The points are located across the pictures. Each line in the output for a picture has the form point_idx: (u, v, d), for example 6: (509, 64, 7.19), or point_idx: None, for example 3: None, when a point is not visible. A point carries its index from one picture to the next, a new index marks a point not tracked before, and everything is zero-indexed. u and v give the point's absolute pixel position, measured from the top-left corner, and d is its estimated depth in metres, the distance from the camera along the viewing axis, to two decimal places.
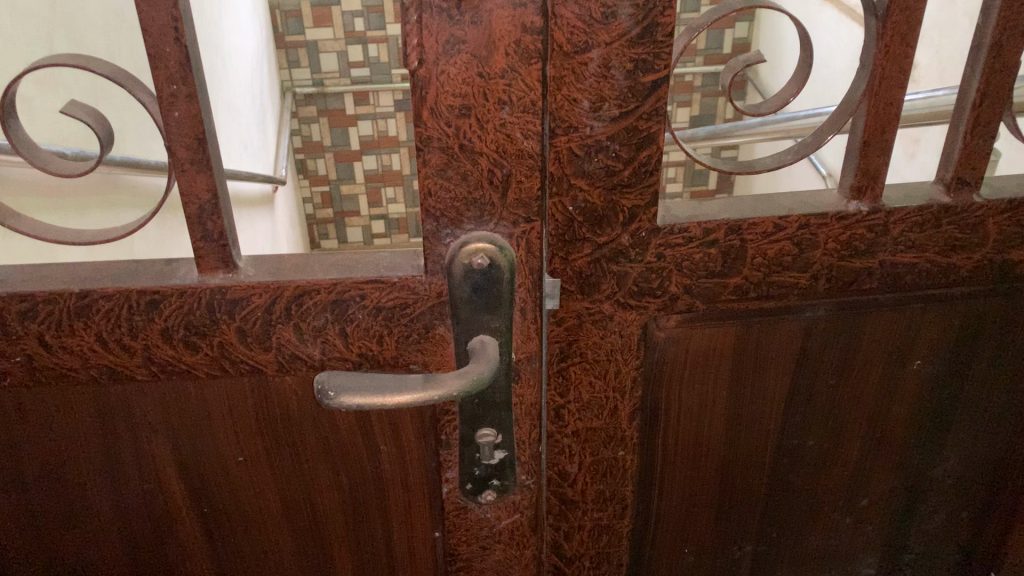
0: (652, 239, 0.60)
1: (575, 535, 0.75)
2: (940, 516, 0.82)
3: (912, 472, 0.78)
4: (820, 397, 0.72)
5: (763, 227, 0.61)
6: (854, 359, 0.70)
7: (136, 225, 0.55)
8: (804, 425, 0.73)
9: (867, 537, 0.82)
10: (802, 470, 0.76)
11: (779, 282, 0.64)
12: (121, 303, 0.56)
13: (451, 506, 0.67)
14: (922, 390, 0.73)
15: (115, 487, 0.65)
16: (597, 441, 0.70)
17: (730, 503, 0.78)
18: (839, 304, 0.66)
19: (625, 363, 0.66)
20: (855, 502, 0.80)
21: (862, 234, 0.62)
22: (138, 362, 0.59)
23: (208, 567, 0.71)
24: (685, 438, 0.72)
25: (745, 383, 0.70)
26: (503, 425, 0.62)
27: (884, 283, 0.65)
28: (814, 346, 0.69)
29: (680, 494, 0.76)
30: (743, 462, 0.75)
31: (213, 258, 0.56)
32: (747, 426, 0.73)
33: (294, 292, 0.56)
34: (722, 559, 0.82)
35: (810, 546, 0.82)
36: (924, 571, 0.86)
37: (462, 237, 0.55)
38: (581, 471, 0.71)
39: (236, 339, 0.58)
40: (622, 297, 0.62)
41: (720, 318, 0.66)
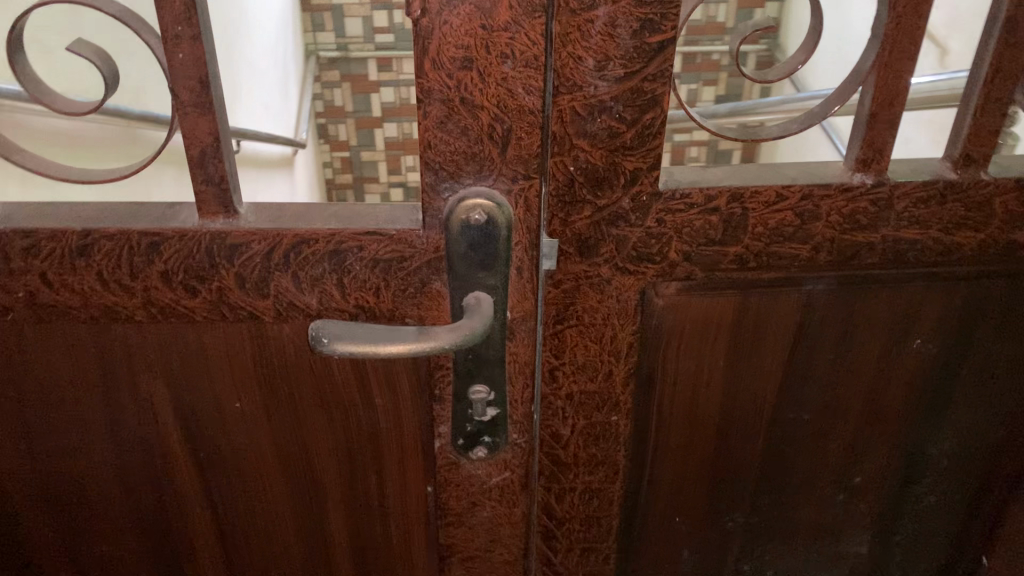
0: (653, 203, 0.59)
1: (566, 497, 0.76)
2: (934, 497, 0.82)
3: (908, 450, 0.78)
4: (817, 370, 0.72)
5: (765, 197, 0.60)
6: (853, 333, 0.70)
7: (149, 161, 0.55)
8: (801, 398, 0.74)
9: (859, 515, 0.83)
10: (796, 444, 0.77)
11: (779, 253, 0.63)
12: (123, 243, 0.56)
13: (444, 462, 0.68)
14: (920, 368, 0.73)
15: (113, 425, 0.66)
16: (591, 405, 0.70)
17: (723, 474, 0.78)
18: (838, 278, 0.66)
19: (621, 328, 0.66)
20: (848, 478, 0.80)
21: (865, 208, 0.62)
22: (138, 304, 0.59)
23: (202, 510, 0.72)
24: (680, 406, 0.73)
25: (742, 353, 0.70)
26: (496, 382, 0.63)
27: (886, 259, 0.65)
28: (813, 319, 0.69)
29: (672, 461, 0.77)
30: (737, 433, 0.75)
31: (213, 202, 0.56)
32: (742, 397, 0.73)
33: (293, 240, 0.57)
34: (713, 529, 0.82)
35: (802, 521, 0.83)
36: (916, 551, 0.86)
37: (461, 192, 0.55)
38: (574, 434, 0.72)
39: (235, 285, 0.59)
40: (620, 261, 0.62)
41: (719, 287, 0.66)
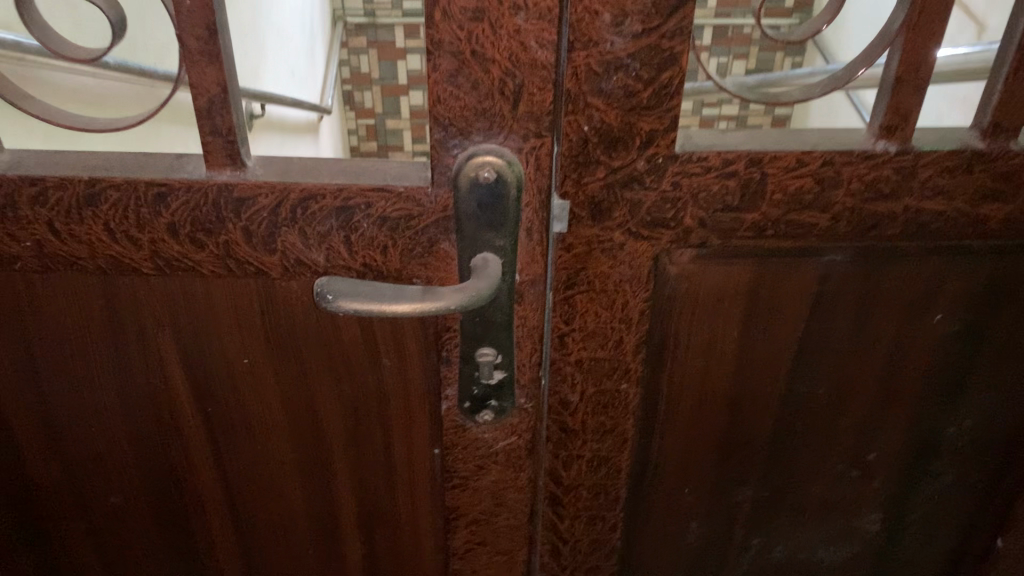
0: (669, 166, 0.58)
1: (574, 465, 0.75)
2: (949, 477, 0.81)
3: (923, 428, 0.77)
4: (832, 343, 0.71)
5: (785, 162, 0.59)
6: (871, 306, 0.69)
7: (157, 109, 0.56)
8: (815, 370, 0.73)
9: (873, 492, 0.82)
10: (809, 418, 0.76)
11: (798, 221, 0.62)
12: (129, 194, 0.56)
13: (450, 424, 0.67)
14: (939, 344, 0.72)
15: (121, 378, 0.66)
16: (600, 372, 0.69)
17: (735, 446, 0.77)
18: (858, 249, 0.65)
19: (633, 295, 0.65)
20: (862, 455, 0.79)
21: (888, 176, 0.60)
22: (145, 256, 0.59)
23: (209, 465, 0.72)
24: (691, 374, 0.72)
25: (757, 323, 0.69)
26: (503, 346, 0.62)
27: (907, 230, 0.63)
28: (830, 291, 0.68)
29: (683, 431, 0.76)
30: (750, 404, 0.75)
31: (220, 153, 0.55)
32: (754, 367, 0.72)
33: (300, 195, 0.56)
34: (722, 502, 0.82)
35: (813, 496, 0.82)
36: (928, 531, 0.85)
37: (470, 149, 0.54)
38: (583, 401, 0.71)
39: (242, 240, 0.58)
40: (633, 226, 0.61)
41: (734, 256, 0.65)
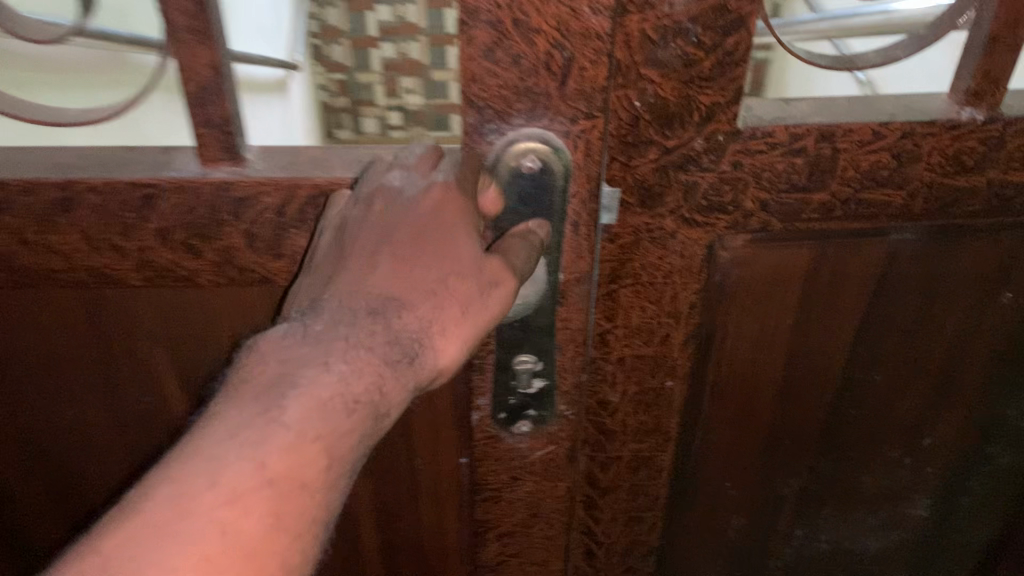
0: (731, 144, 0.51)
1: (612, 466, 0.69)
2: (1006, 459, 0.76)
3: (982, 410, 0.72)
4: (894, 326, 0.65)
5: (860, 135, 0.52)
6: (939, 287, 0.63)
7: (140, 96, 0.48)
8: (873, 356, 0.67)
9: (925, 478, 0.77)
10: (864, 405, 0.70)
11: (870, 200, 0.55)
12: (111, 197, 0.48)
13: (481, 434, 0.60)
14: (1008, 324, 0.66)
15: (111, 395, 0.59)
16: (644, 370, 0.63)
17: (783, 437, 0.72)
18: (928, 228, 0.58)
19: (684, 288, 0.58)
20: (917, 441, 0.73)
21: (973, 147, 0.53)
22: (132, 267, 0.51)
23: None
24: (739, 366, 0.66)
25: (815, 310, 0.63)
26: (545, 352, 0.55)
27: (989, 206, 0.57)
28: (896, 273, 0.61)
29: (728, 425, 0.70)
30: (801, 393, 0.69)
31: (216, 147, 0.47)
32: (808, 355, 0.66)
33: (310, 192, 0.48)
34: (767, 494, 0.76)
35: (862, 485, 0.76)
36: (979, 515, 0.80)
37: (509, 134, 0.46)
38: (624, 401, 0.65)
39: (244, 245, 0.50)
40: (687, 212, 0.54)
41: (794, 239, 0.58)
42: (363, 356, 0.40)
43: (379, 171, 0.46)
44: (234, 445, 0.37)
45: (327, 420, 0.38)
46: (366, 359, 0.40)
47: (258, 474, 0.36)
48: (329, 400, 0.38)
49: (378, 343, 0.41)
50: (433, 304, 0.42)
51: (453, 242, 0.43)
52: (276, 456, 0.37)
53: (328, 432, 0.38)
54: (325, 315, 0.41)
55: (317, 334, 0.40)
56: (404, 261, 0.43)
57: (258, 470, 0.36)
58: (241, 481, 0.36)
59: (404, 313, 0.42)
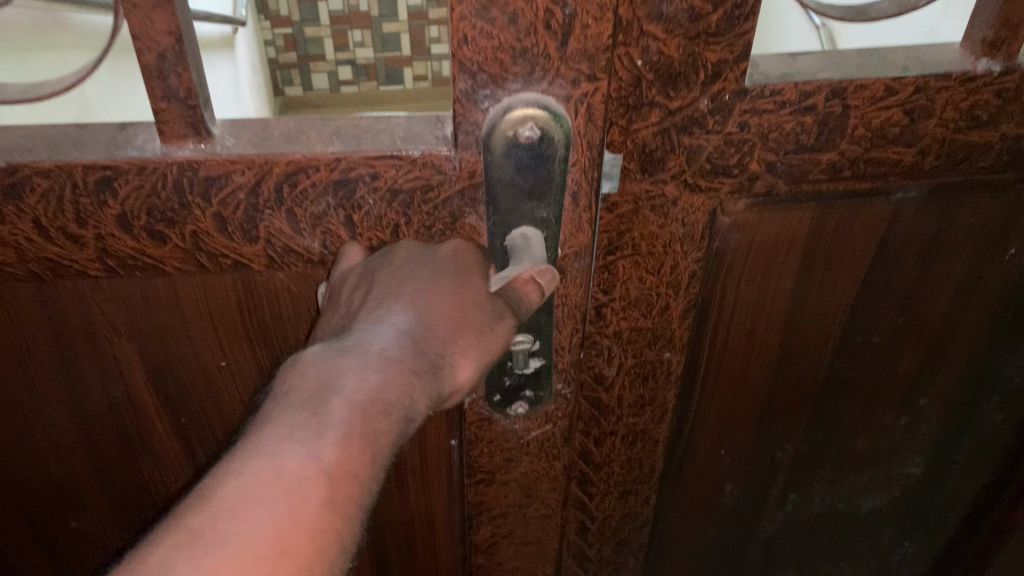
0: (737, 103, 0.47)
1: (606, 440, 0.66)
2: (1001, 415, 0.74)
3: (978, 366, 0.70)
4: (897, 286, 0.62)
5: (872, 91, 0.48)
6: (943, 246, 0.60)
7: (89, 68, 0.43)
8: (874, 317, 0.64)
9: (919, 435, 0.75)
10: (863, 368, 0.68)
11: (879, 158, 0.52)
12: (62, 182, 0.43)
13: (474, 417, 0.57)
14: (1009, 281, 0.64)
15: (76, 389, 0.55)
16: (641, 342, 0.60)
17: (782, 403, 0.70)
18: (934, 187, 0.55)
19: (685, 257, 0.55)
20: (912, 400, 0.72)
21: (987, 101, 0.50)
22: (91, 256, 0.47)
23: (187, 466, 0.63)
24: (738, 335, 0.63)
25: (816, 274, 0.60)
26: (541, 330, 0.52)
27: (1000, 162, 0.54)
28: (899, 233, 0.58)
29: (724, 393, 0.68)
30: (798, 359, 0.66)
31: (179, 123, 0.43)
32: (808, 322, 0.63)
33: (286, 169, 0.44)
34: (762, 458, 0.75)
35: (857, 446, 0.75)
36: (971, 470, 0.80)
37: (505, 101, 0.42)
38: (619, 375, 0.61)
39: (215, 229, 0.46)
40: (689, 176, 0.51)
41: (797, 201, 0.54)
42: (394, 365, 0.38)
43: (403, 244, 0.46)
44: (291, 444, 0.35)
45: (371, 420, 0.36)
46: (399, 368, 0.38)
47: (314, 464, 0.34)
48: (379, 403, 0.37)
49: (407, 360, 0.39)
50: (453, 328, 0.41)
51: (464, 286, 0.43)
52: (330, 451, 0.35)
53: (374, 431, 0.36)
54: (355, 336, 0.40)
55: (352, 349, 0.39)
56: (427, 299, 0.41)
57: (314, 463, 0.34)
58: (303, 470, 0.34)
59: (431, 335, 0.40)
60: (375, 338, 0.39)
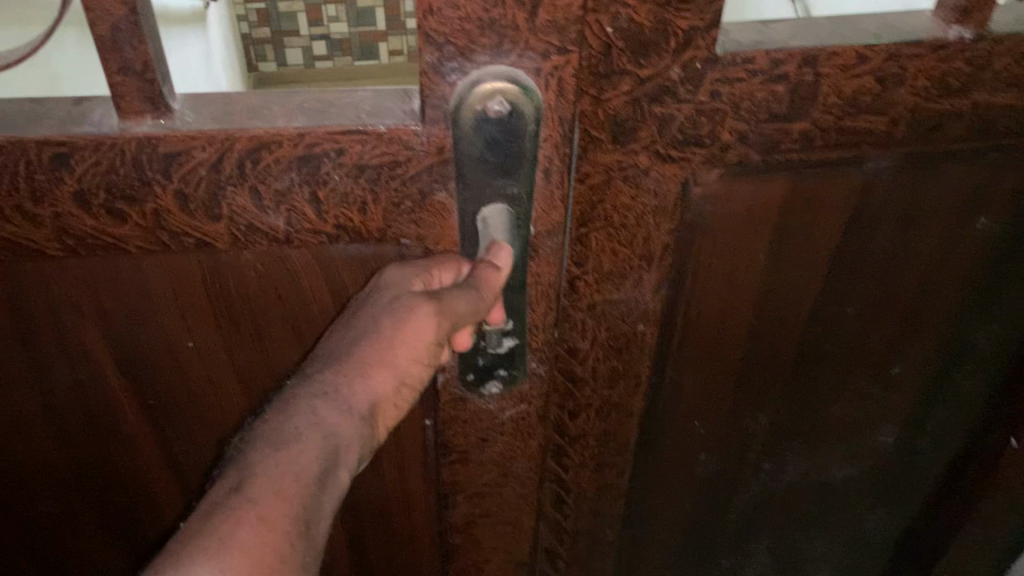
0: (708, 72, 0.46)
1: (581, 413, 0.65)
2: (972, 385, 0.74)
3: (950, 338, 0.70)
4: (869, 257, 0.61)
5: (843, 59, 0.47)
6: (918, 212, 0.58)
7: (42, 40, 0.42)
8: (848, 287, 0.63)
9: (892, 407, 0.75)
10: (837, 339, 0.67)
11: (852, 127, 0.51)
12: (17, 158, 0.42)
13: (447, 398, 0.56)
14: (982, 253, 0.63)
15: (37, 373, 0.54)
16: (614, 315, 0.58)
17: (756, 377, 0.69)
18: (905, 155, 0.54)
19: (657, 229, 0.54)
20: (885, 371, 0.71)
21: (959, 68, 0.49)
22: (48, 235, 0.46)
23: (153, 452, 0.61)
24: (710, 308, 0.61)
25: (787, 244, 0.58)
26: (515, 310, 0.51)
27: (972, 130, 0.53)
28: (875, 200, 0.57)
29: (698, 367, 0.66)
30: (772, 335, 0.65)
31: (136, 97, 0.41)
32: (782, 298, 0.62)
33: (249, 145, 0.43)
34: (737, 432, 0.74)
35: (831, 417, 0.75)
36: (943, 440, 0.79)
37: (472, 74, 0.41)
38: (592, 346, 0.60)
39: (177, 207, 0.45)
40: (662, 147, 0.49)
41: (770, 170, 0.53)
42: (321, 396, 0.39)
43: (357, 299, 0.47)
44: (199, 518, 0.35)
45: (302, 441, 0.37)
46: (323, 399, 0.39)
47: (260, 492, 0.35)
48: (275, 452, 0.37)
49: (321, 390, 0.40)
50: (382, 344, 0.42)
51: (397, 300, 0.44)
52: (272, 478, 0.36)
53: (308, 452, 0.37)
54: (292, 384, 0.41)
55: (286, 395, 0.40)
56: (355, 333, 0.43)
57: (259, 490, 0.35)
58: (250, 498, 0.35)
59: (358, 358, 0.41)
60: (266, 410, 0.40)
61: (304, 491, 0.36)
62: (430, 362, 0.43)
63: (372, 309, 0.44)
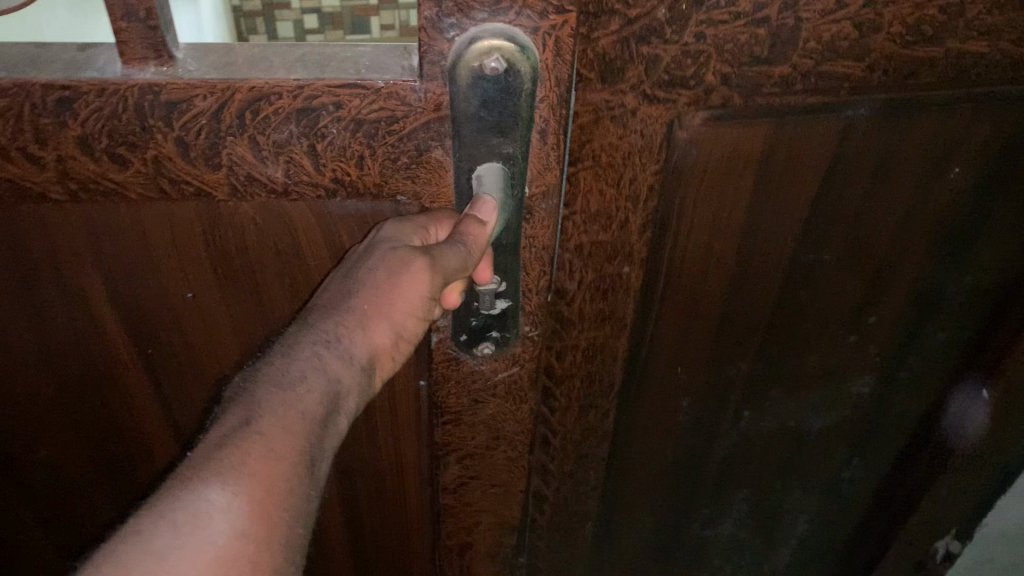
0: (694, 13, 0.45)
1: (568, 355, 0.63)
2: (944, 335, 0.75)
3: (923, 289, 0.70)
4: (846, 206, 0.60)
5: (823, 3, 0.45)
6: (892, 158, 0.58)
7: None
8: (827, 235, 0.62)
9: (867, 355, 0.75)
10: (815, 286, 0.66)
11: (829, 72, 0.49)
12: (23, 100, 0.43)
13: (441, 358, 0.57)
14: (956, 198, 0.62)
15: (41, 317, 0.55)
16: (601, 256, 0.57)
17: (738, 322, 0.68)
18: (886, 103, 0.53)
19: (642, 169, 0.52)
20: (861, 319, 0.71)
21: (933, 16, 0.48)
22: (51, 179, 0.46)
23: (152, 399, 0.63)
24: (693, 255, 0.60)
25: (768, 190, 0.57)
26: (509, 272, 0.52)
27: (945, 78, 0.52)
28: (852, 146, 0.56)
29: (679, 314, 0.65)
30: (754, 281, 0.64)
31: (139, 43, 0.42)
32: (758, 246, 0.61)
33: (249, 95, 0.43)
34: (715, 386, 0.74)
35: (809, 362, 0.74)
36: (912, 390, 0.80)
37: (471, 31, 0.41)
38: (581, 288, 0.59)
39: (178, 155, 0.45)
40: (648, 87, 0.48)
41: (753, 116, 0.51)
42: (319, 348, 0.41)
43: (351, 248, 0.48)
44: (206, 448, 0.36)
45: (303, 390, 0.39)
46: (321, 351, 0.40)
47: (267, 432, 0.37)
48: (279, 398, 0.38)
49: (320, 340, 0.41)
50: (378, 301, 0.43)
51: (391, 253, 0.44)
52: (276, 419, 0.37)
53: (310, 400, 0.39)
54: (287, 333, 0.42)
55: (284, 343, 0.41)
56: (351, 286, 0.44)
57: (266, 431, 0.37)
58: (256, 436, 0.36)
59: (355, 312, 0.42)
60: (267, 355, 0.41)
61: (305, 430, 0.38)
62: (422, 316, 0.44)
63: (366, 260, 0.45)
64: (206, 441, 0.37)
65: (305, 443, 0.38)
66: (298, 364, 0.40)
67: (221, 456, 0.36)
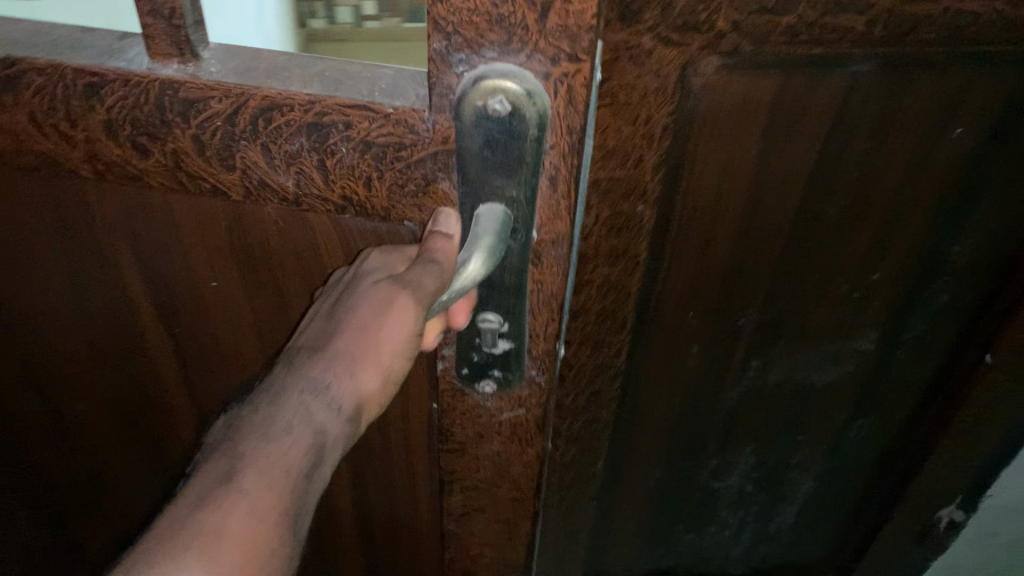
0: None
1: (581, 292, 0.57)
2: (944, 297, 0.68)
3: (921, 252, 0.63)
4: (848, 165, 0.56)
5: None
6: (893, 118, 0.53)
7: None
8: (834, 189, 0.57)
9: (866, 317, 0.68)
10: (819, 239, 0.61)
11: (829, 26, 0.45)
12: (56, 80, 0.44)
13: (446, 387, 0.55)
14: (958, 158, 0.56)
15: (78, 284, 0.58)
16: (618, 192, 0.50)
17: (732, 283, 0.63)
18: (891, 59, 0.49)
19: (658, 110, 0.47)
20: (866, 276, 0.65)
21: None
22: (81, 157, 0.48)
23: (178, 374, 0.64)
24: (703, 208, 0.57)
25: (778, 136, 0.53)
26: (512, 312, 0.49)
27: (943, 36, 0.46)
28: (858, 100, 0.51)
29: (688, 269, 0.61)
30: (757, 236, 0.60)
31: (164, 39, 0.42)
32: (763, 202, 0.57)
33: (262, 102, 0.43)
34: (717, 351, 0.70)
35: (811, 323, 0.68)
36: (907, 364, 0.74)
37: (479, 68, 0.40)
38: (596, 224, 0.52)
39: (195, 151, 0.46)
40: (666, 29, 0.43)
41: (759, 66, 0.47)
42: (304, 394, 0.38)
43: (340, 280, 0.46)
44: (184, 508, 0.34)
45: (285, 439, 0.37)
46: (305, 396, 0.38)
47: (248, 489, 0.35)
48: (262, 451, 0.36)
49: (304, 386, 0.39)
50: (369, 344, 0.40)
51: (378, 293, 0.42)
52: (257, 473, 0.35)
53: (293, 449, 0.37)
54: (270, 376, 0.40)
55: (266, 388, 0.39)
56: (342, 328, 0.41)
57: (247, 488, 0.35)
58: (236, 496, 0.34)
59: (343, 356, 0.40)
60: (249, 400, 0.39)
61: (289, 486, 0.36)
62: (411, 355, 0.42)
63: (353, 299, 0.43)
64: (183, 501, 0.34)
65: (289, 499, 0.35)
66: (281, 412, 0.37)
67: (200, 521, 0.33)
